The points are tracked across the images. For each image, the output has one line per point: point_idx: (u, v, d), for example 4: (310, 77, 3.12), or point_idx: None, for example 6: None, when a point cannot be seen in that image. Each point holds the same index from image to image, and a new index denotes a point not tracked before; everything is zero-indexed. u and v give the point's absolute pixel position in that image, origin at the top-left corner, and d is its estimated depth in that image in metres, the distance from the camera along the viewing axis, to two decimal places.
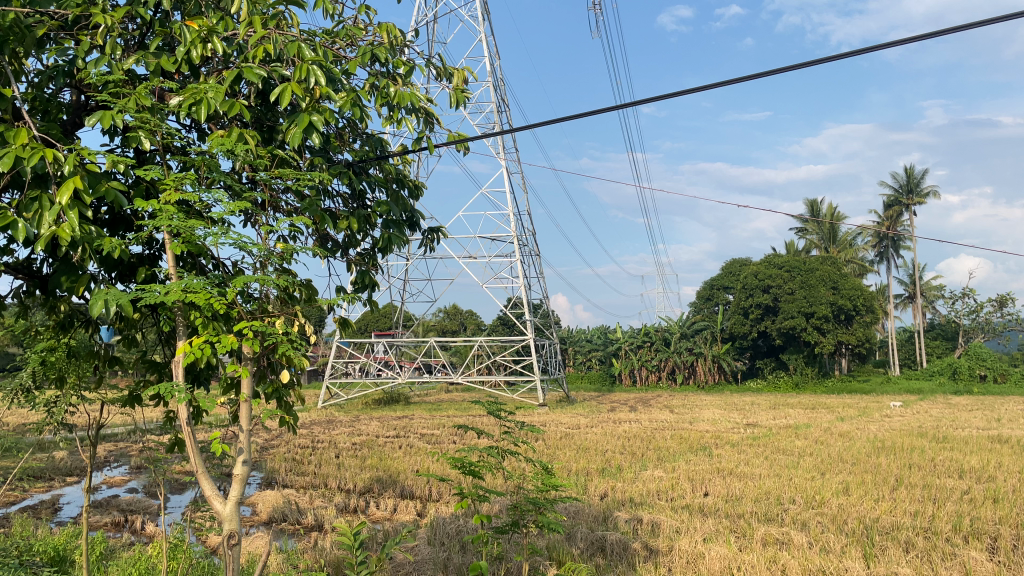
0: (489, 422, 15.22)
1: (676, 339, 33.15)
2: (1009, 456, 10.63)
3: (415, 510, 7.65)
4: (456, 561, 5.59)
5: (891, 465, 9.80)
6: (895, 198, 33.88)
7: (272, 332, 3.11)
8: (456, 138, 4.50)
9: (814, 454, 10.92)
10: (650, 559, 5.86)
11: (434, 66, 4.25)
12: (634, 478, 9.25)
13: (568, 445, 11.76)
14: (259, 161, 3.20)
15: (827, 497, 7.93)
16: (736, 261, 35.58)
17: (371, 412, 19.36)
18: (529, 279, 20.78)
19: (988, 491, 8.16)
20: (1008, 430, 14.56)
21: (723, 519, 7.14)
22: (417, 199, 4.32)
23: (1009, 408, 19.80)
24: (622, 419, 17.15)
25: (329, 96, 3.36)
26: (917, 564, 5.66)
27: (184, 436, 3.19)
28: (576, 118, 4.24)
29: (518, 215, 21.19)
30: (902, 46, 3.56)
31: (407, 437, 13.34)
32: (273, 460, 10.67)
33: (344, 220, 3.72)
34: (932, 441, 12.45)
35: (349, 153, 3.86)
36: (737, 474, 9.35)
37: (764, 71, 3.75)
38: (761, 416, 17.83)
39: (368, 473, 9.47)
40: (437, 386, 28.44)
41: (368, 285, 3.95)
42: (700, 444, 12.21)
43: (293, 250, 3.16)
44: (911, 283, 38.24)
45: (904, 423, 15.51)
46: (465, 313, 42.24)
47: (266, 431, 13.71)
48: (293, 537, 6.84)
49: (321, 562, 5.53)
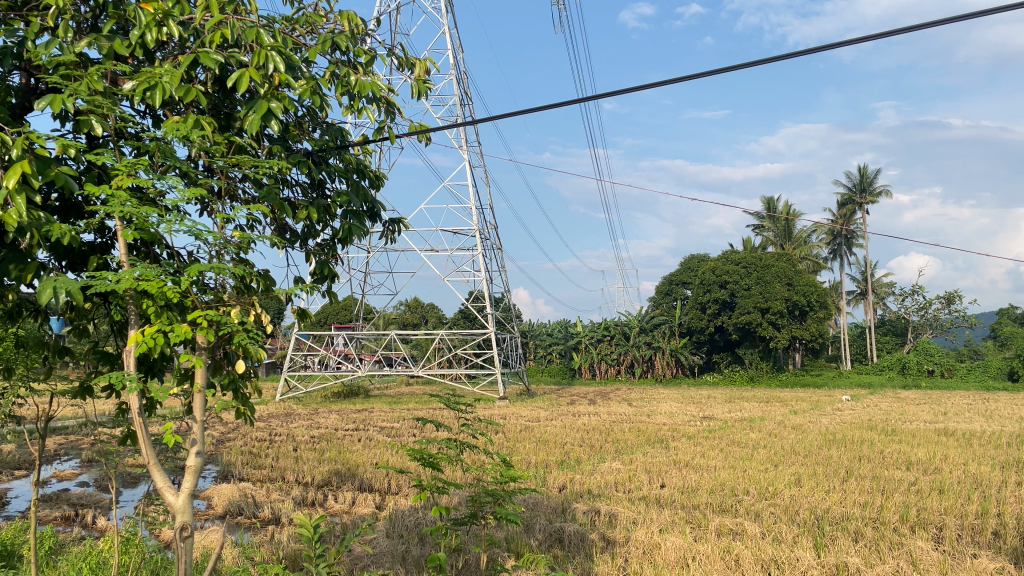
0: (448, 416, 15.22)
1: (635, 334, 33.47)
2: (955, 448, 10.97)
3: (375, 503, 7.61)
4: (414, 554, 5.63)
5: (842, 457, 10.06)
6: (849, 197, 34.63)
7: (227, 322, 3.06)
8: (417, 128, 4.49)
9: (768, 446, 11.15)
10: (607, 550, 5.92)
11: (396, 56, 4.21)
12: (592, 470, 9.34)
13: (528, 438, 11.85)
14: (216, 147, 3.16)
15: (780, 488, 8.09)
16: (694, 257, 36.09)
17: (330, 405, 19.22)
18: (490, 273, 20.81)
19: (934, 482, 8.43)
20: (955, 423, 15.03)
21: (679, 510, 7.25)
22: (378, 189, 4.28)
23: (955, 402, 20.39)
24: (581, 412, 17.29)
25: (289, 82, 3.32)
26: (865, 553, 5.82)
27: (137, 428, 3.15)
28: (539, 111, 4.31)
29: (480, 209, 21.18)
30: (859, 43, 3.69)
31: (367, 430, 13.29)
32: (229, 453, 10.52)
33: (303, 209, 3.67)
34: (881, 433, 12.81)
35: (309, 143, 3.83)
36: (693, 466, 9.51)
37: (722, 67, 3.84)
38: (717, 409, 18.07)
39: (327, 466, 9.41)
40: (397, 380, 28.33)
41: (327, 277, 3.91)
42: (658, 436, 12.36)
43: (251, 238, 3.13)
44: (863, 280, 39.16)
45: (855, 416, 15.88)
46: (426, 306, 42.22)
47: (223, 425, 13.55)
48: (249, 531, 6.76)
49: (277, 555, 5.48)
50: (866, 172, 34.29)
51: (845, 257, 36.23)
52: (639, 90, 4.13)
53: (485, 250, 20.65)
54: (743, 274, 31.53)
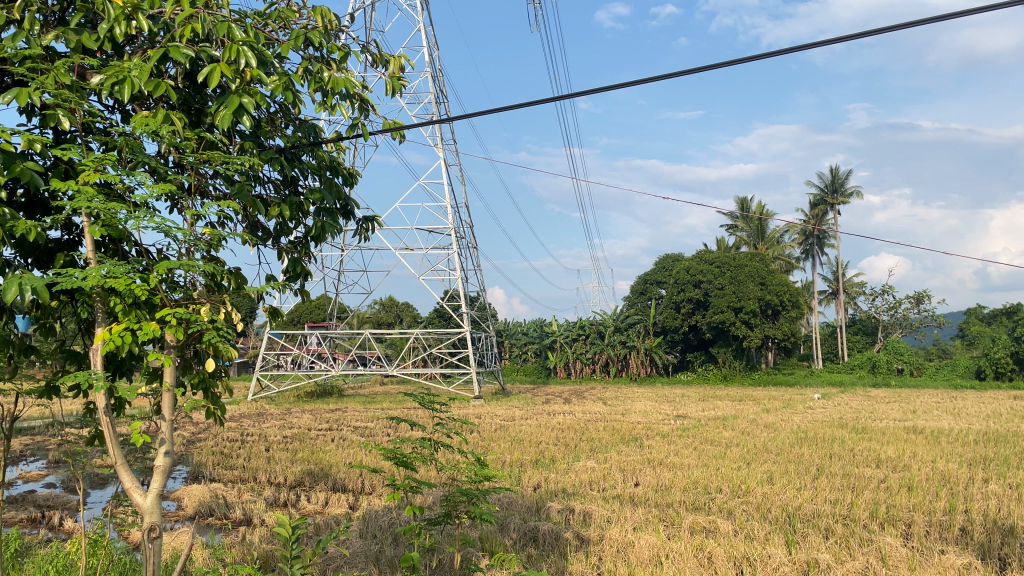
0: (423, 415, 15.15)
1: (610, 333, 33.59)
2: (923, 446, 11.15)
3: (348, 504, 7.56)
4: (388, 554, 5.61)
5: (813, 455, 10.19)
6: (821, 197, 35.05)
7: (198, 320, 3.02)
8: (392, 125, 4.45)
9: (740, 444, 11.26)
10: (581, 549, 5.93)
11: (370, 52, 4.17)
12: (567, 469, 9.35)
13: (503, 437, 11.84)
14: (186, 143, 3.11)
15: (752, 486, 8.16)
16: (669, 257, 36.38)
17: (303, 404, 19.05)
18: (466, 271, 20.75)
19: (903, 480, 8.55)
20: (924, 421, 15.25)
21: (653, 508, 7.29)
22: (352, 186, 4.22)
23: (923, 401, 20.70)
24: (556, 410, 17.31)
25: (261, 78, 3.27)
26: (836, 550, 5.89)
27: (104, 428, 3.09)
28: (514, 109, 4.29)
29: (456, 207, 21.11)
30: (832, 43, 3.71)
31: (341, 429, 13.19)
32: (199, 454, 10.38)
33: (276, 206, 3.62)
34: (851, 432, 12.98)
35: (281, 139, 3.78)
36: (666, 464, 9.57)
37: (695, 67, 3.84)
38: (691, 408, 18.19)
39: (299, 466, 9.33)
40: (372, 380, 28.18)
41: (301, 275, 3.86)
42: (632, 435, 12.42)
43: (222, 236, 3.08)
44: (834, 280, 39.64)
45: (827, 414, 16.07)
46: (400, 306, 42.03)
47: (194, 425, 13.39)
48: (220, 532, 6.67)
49: (249, 555, 5.44)
50: (838, 173, 34.72)
51: (817, 257, 36.66)
52: (615, 88, 4.13)
53: (460, 248, 20.60)
54: (717, 273, 31.77)
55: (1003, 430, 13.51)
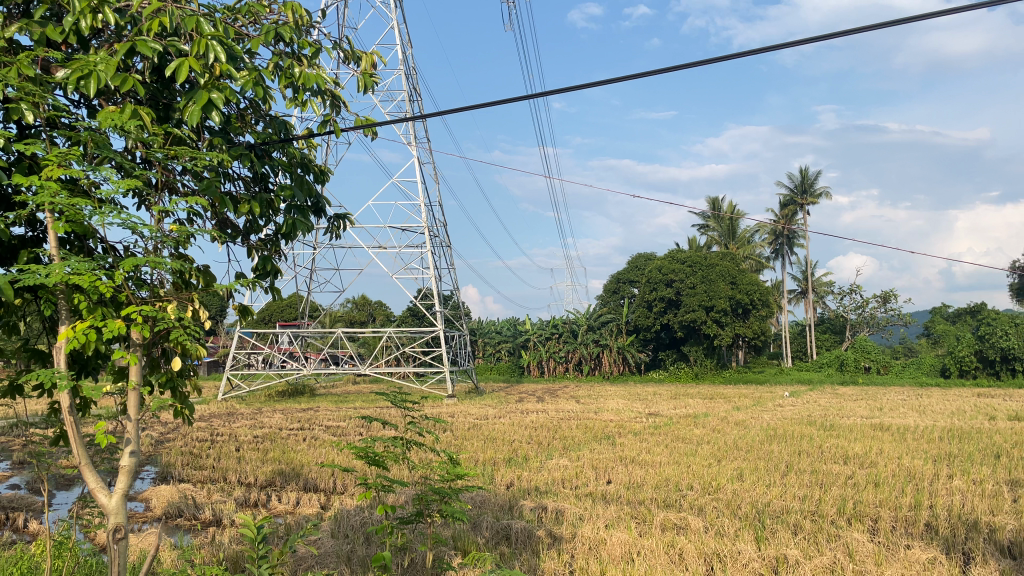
0: (395, 415, 15.08)
1: (583, 331, 33.71)
2: (889, 443, 11.36)
3: (319, 503, 7.51)
4: (360, 553, 5.58)
5: (782, 452, 10.32)
6: (791, 198, 35.47)
7: (164, 318, 2.97)
8: (364, 123, 4.41)
9: (710, 441, 11.37)
10: (553, 547, 5.95)
11: (343, 48, 4.13)
12: (539, 467, 9.37)
13: (476, 436, 11.83)
14: (153, 139, 3.07)
15: (722, 483, 8.26)
16: (641, 256, 36.66)
17: (274, 404, 18.87)
18: (439, 270, 20.68)
19: (870, 476, 8.69)
20: (890, 418, 15.53)
21: (625, 505, 7.34)
22: (323, 183, 4.16)
23: (889, 398, 21.08)
24: (529, 409, 17.36)
25: (230, 73, 3.23)
26: (804, 545, 5.97)
27: (69, 427, 3.04)
28: (487, 107, 4.27)
29: (429, 206, 21.04)
30: (803, 45, 3.72)
31: (313, 429, 13.10)
32: (168, 454, 10.25)
33: (245, 203, 3.58)
34: (819, 428, 13.17)
35: (251, 136, 3.73)
36: (638, 461, 9.64)
37: (665, 67, 3.85)
38: (662, 406, 18.29)
39: (270, 466, 9.25)
40: (344, 379, 28.02)
41: (270, 272, 3.83)
42: (605, 433, 12.47)
43: (191, 232, 3.05)
44: (804, 279, 40.15)
45: (796, 412, 16.26)
46: (373, 304, 41.79)
47: (162, 425, 13.21)
48: (189, 533, 6.61)
49: (217, 556, 5.39)
50: (807, 174, 35.18)
51: (787, 257, 37.11)
52: (588, 88, 4.09)
53: (433, 247, 20.52)
54: (688, 272, 32.00)
55: (967, 426, 13.78)
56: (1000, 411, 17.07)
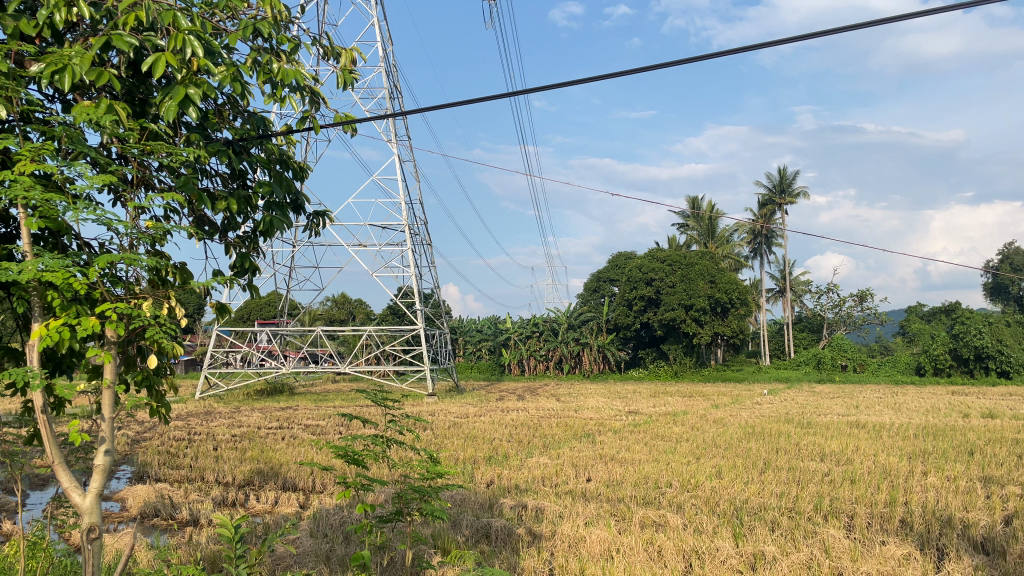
0: (375, 413, 15.03)
1: (563, 330, 33.76)
2: (865, 440, 11.49)
3: (298, 503, 7.47)
4: (339, 552, 5.56)
5: (760, 449, 10.40)
6: (769, 197, 35.74)
7: (140, 316, 2.94)
8: (343, 119, 4.38)
9: (690, 439, 11.43)
10: (533, 545, 5.95)
11: (322, 44, 4.10)
12: (519, 465, 9.38)
13: (456, 434, 11.83)
14: (129, 134, 3.04)
15: (701, 480, 8.31)
16: (622, 255, 36.84)
17: (252, 403, 18.73)
18: (420, 268, 20.62)
19: (845, 473, 8.79)
20: (867, 416, 15.70)
21: (604, 503, 7.37)
22: (302, 180, 4.12)
23: (865, 396, 21.33)
24: (509, 408, 17.36)
25: (208, 68, 3.19)
26: (781, 542, 6.03)
27: (42, 426, 3.00)
28: (467, 105, 4.25)
29: (410, 204, 20.97)
30: (784, 44, 3.71)
31: (291, 428, 13.02)
32: (144, 453, 10.14)
33: (223, 200, 3.55)
34: (797, 426, 13.29)
35: (229, 131, 3.70)
36: (618, 459, 9.68)
37: (644, 66, 3.85)
38: (642, 404, 18.39)
39: (248, 465, 9.17)
40: (324, 377, 27.91)
41: (248, 269, 3.79)
42: (585, 431, 12.50)
43: (167, 229, 3.02)
44: (782, 278, 40.48)
45: (774, 410, 16.41)
46: (353, 302, 41.59)
47: (138, 424, 13.05)
48: (165, 533, 6.54)
49: (195, 556, 5.35)
50: (785, 174, 35.48)
51: (765, 256, 37.41)
52: (569, 86, 4.03)
53: (414, 245, 20.45)
54: (668, 271, 32.16)
55: (942, 424, 13.97)
56: (974, 409, 17.33)
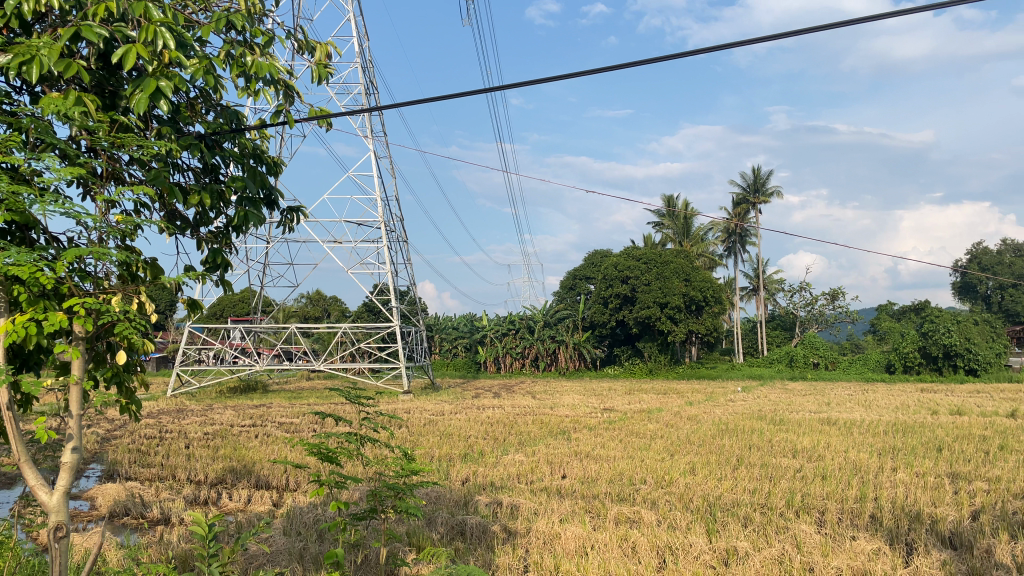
0: (350, 410, 14.96)
1: (539, 327, 33.84)
2: (836, 437, 11.65)
3: (271, 501, 7.41)
4: (313, 551, 5.52)
5: (733, 446, 10.50)
6: (743, 196, 36.05)
7: (109, 311, 2.89)
8: (318, 113, 4.34)
9: (664, 436, 11.52)
10: (508, 541, 5.96)
11: (296, 38, 4.06)
12: (495, 462, 9.39)
13: (431, 431, 11.81)
14: (99, 127, 2.99)
15: (675, 476, 8.37)
16: (598, 253, 37.04)
17: (225, 401, 18.53)
18: (396, 265, 20.53)
19: (817, 469, 8.90)
20: (839, 413, 15.91)
21: (579, 499, 7.40)
22: (276, 175, 4.07)
23: (837, 393, 21.59)
24: (485, 405, 17.35)
25: (180, 61, 3.15)
26: (754, 537, 6.08)
27: (8, 423, 2.94)
28: (444, 100, 4.24)
29: (386, 201, 20.87)
30: (757, 43, 3.74)
31: (264, 426, 12.91)
32: (115, 451, 10.01)
33: (195, 193, 3.50)
34: (770, 423, 13.43)
35: (201, 125, 3.64)
36: (593, 456, 9.72)
37: (621, 63, 3.87)
38: (617, 401, 18.51)
39: (221, 463, 9.08)
40: (299, 373, 27.75)
41: (220, 265, 3.74)
42: (560, 428, 12.54)
43: (138, 223, 2.97)
44: (755, 277, 40.85)
45: (747, 407, 16.57)
46: (328, 299, 41.33)
47: (108, 422, 12.86)
48: (136, 532, 6.46)
49: (166, 555, 5.29)
50: (759, 174, 35.81)
51: (739, 255, 37.74)
52: (546, 82, 4.04)
53: (390, 242, 20.34)
54: (643, 269, 32.35)
55: (911, 421, 14.20)
56: (942, 406, 17.64)
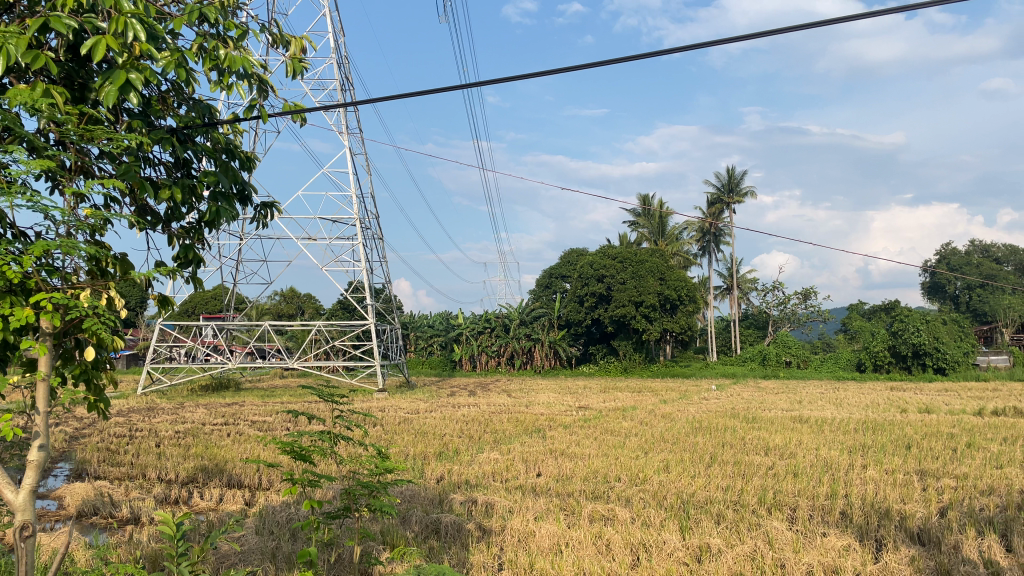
0: (324, 409, 14.87)
1: (515, 326, 33.90)
2: (808, 434, 11.79)
3: (243, 500, 7.34)
4: (285, 550, 5.47)
5: (706, 444, 10.59)
6: (717, 196, 36.33)
7: (77, 306, 2.84)
8: (293, 108, 4.29)
9: (639, 434, 11.58)
10: (482, 540, 5.95)
11: (271, 32, 4.01)
12: (469, 461, 9.38)
13: (406, 430, 11.77)
14: (67, 119, 2.93)
15: (649, 474, 8.42)
16: (574, 252, 37.16)
17: (197, 399, 18.32)
18: (371, 263, 20.43)
19: (788, 467, 8.98)
20: (810, 410, 16.07)
21: (554, 497, 7.42)
22: (250, 170, 4.01)
23: (809, 392, 21.88)
24: (461, 403, 17.33)
25: (151, 53, 3.10)
26: (726, 534, 6.14)
27: None
28: (421, 95, 4.23)
29: (361, 197, 20.73)
30: (732, 42, 3.76)
31: (237, 424, 12.78)
32: (83, 449, 9.84)
33: (166, 189, 3.45)
34: (743, 421, 13.56)
35: (173, 118, 3.59)
36: (568, 454, 9.74)
37: (596, 62, 3.88)
38: (592, 399, 18.60)
39: (192, 462, 8.96)
40: (272, 371, 27.53)
41: (192, 261, 3.69)
42: (535, 426, 12.57)
43: (108, 217, 2.92)
44: (729, 276, 41.15)
45: (721, 405, 16.73)
46: (302, 297, 40.99)
47: (76, 422, 12.64)
48: (104, 531, 6.36)
49: (134, 555, 5.21)
50: (734, 174, 36.11)
51: (713, 254, 38.02)
52: (523, 79, 4.05)
53: (365, 239, 20.22)
54: (619, 268, 32.49)
55: (881, 419, 14.40)
56: (911, 404, 17.90)
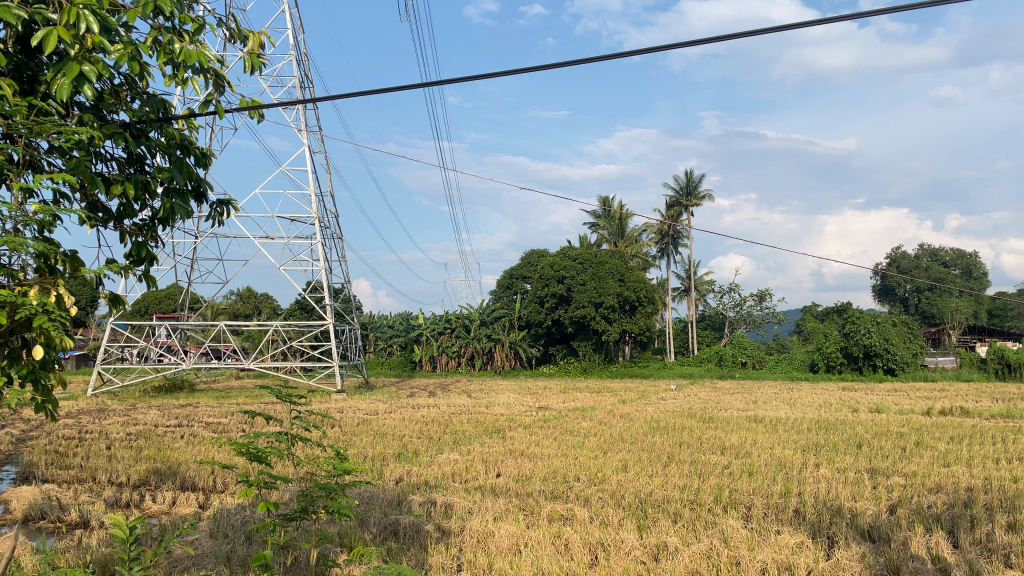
0: (281, 410, 14.67)
1: (475, 326, 33.90)
2: (763, 434, 11.98)
3: (197, 502, 7.22)
4: (240, 553, 5.39)
5: (664, 443, 10.71)
6: (676, 199, 36.74)
7: (26, 304, 2.76)
8: (249, 104, 4.24)
9: (597, 433, 11.68)
10: (441, 541, 5.94)
11: (229, 26, 3.94)
12: (429, 462, 9.34)
13: (365, 431, 11.68)
14: (16, 110, 2.85)
15: (607, 474, 8.47)
16: (534, 253, 37.30)
17: (150, 400, 17.93)
18: (330, 263, 20.22)
19: (744, 466, 9.11)
20: (764, 410, 16.39)
21: (513, 498, 7.44)
22: (205, 167, 3.94)
23: (764, 392, 22.29)
24: (420, 404, 17.23)
25: (103, 46, 3.02)
26: (684, 532, 6.22)
27: None
28: (381, 92, 4.46)
29: (320, 197, 20.51)
30: (690, 47, 3.90)
31: (191, 426, 12.53)
32: (30, 452, 9.55)
33: (118, 184, 3.37)
34: (700, 420, 13.73)
35: (126, 113, 3.51)
36: (528, 454, 9.77)
37: (552, 64, 4.12)
38: (552, 399, 18.69)
39: (144, 464, 8.77)
40: (228, 371, 27.06)
41: (145, 259, 3.61)
42: (495, 427, 12.56)
43: (57, 212, 2.84)
44: (686, 277, 41.60)
45: (678, 404, 16.94)
46: (259, 296, 40.35)
47: (22, 423, 12.26)
48: (53, 536, 6.21)
49: (84, 559, 5.10)
50: (692, 177, 36.56)
51: (672, 256, 38.43)
52: (483, 79, 4.31)
53: (324, 238, 20.02)
54: (579, 269, 32.67)
55: (833, 418, 14.76)
56: (862, 404, 18.33)
